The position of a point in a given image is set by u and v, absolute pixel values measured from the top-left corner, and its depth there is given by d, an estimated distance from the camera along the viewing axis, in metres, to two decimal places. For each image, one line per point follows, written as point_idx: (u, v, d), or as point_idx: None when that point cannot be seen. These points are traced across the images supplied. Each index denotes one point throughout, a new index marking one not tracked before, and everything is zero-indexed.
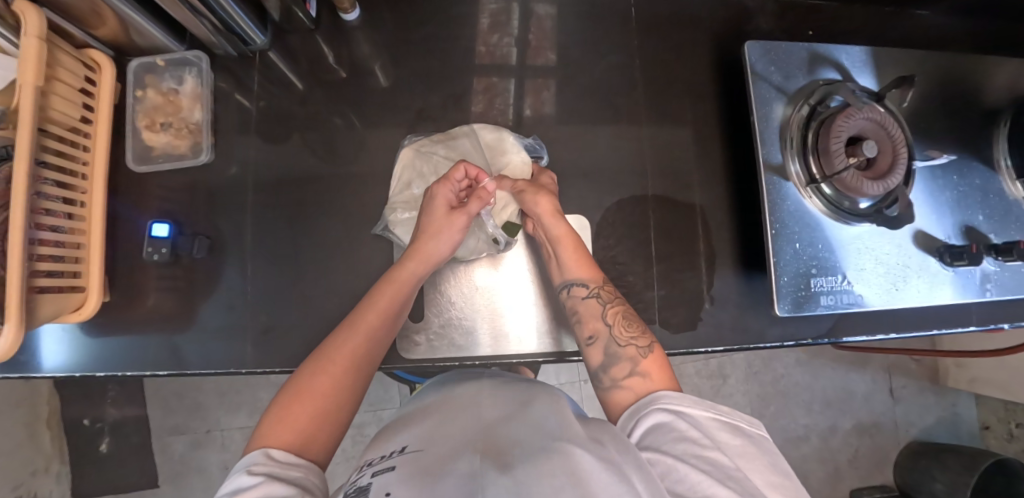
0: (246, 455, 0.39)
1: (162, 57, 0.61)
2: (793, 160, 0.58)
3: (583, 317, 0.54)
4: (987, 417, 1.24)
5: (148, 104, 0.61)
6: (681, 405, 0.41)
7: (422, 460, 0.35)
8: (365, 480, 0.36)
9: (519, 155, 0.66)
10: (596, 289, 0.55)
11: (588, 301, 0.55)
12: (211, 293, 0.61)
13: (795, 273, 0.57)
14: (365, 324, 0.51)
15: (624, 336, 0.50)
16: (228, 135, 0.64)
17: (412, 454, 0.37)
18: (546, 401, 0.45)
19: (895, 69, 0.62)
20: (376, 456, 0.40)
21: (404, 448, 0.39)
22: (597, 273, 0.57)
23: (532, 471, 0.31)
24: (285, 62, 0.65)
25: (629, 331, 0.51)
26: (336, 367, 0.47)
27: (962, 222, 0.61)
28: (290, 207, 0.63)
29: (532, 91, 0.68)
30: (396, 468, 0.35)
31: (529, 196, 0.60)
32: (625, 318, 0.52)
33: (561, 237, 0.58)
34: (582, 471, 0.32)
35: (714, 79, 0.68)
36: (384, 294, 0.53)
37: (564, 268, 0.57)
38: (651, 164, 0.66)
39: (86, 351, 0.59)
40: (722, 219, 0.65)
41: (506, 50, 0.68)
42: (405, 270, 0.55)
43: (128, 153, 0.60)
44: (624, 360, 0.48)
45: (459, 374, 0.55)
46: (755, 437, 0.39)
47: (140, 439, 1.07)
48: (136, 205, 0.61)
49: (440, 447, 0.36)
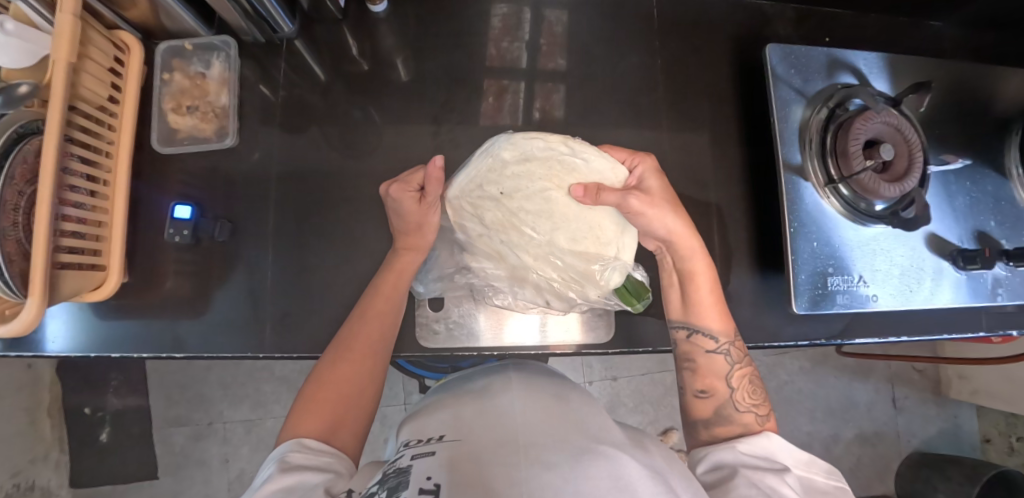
0: (281, 447, 0.42)
1: (191, 42, 0.62)
2: (811, 161, 0.59)
3: (700, 370, 0.54)
4: (987, 430, 1.25)
5: (175, 88, 0.61)
6: (768, 450, 0.46)
7: (460, 447, 0.36)
8: (404, 462, 0.36)
9: (597, 162, 0.55)
10: (726, 344, 0.55)
11: (713, 356, 0.55)
12: (230, 277, 0.61)
13: (813, 271, 0.58)
14: (376, 312, 0.53)
15: (744, 402, 0.52)
16: (251, 121, 0.64)
17: (451, 441, 0.37)
18: (580, 403, 0.45)
19: (910, 74, 0.63)
20: (412, 439, 0.41)
21: (441, 436, 0.39)
22: (729, 326, 0.56)
23: (578, 469, 0.32)
24: (310, 52, 0.66)
25: (751, 398, 0.52)
26: (355, 359, 0.50)
27: (975, 227, 0.62)
28: (311, 196, 0.64)
29: (552, 92, 0.68)
30: (436, 453, 0.36)
31: (653, 216, 0.54)
32: (751, 385, 0.53)
33: (696, 274, 0.56)
34: (628, 477, 0.33)
35: (733, 81, 0.69)
36: (384, 290, 0.54)
37: (698, 314, 0.56)
38: (670, 163, 0.66)
39: (101, 332, 0.59)
40: (739, 219, 0.65)
41: (517, 55, 0.69)
42: (404, 260, 0.56)
43: (154, 134, 0.60)
44: (737, 423, 0.51)
45: (480, 367, 0.55)
46: (831, 494, 0.43)
47: (140, 429, 1.06)
48: (157, 186, 0.61)
49: (477, 436, 0.37)
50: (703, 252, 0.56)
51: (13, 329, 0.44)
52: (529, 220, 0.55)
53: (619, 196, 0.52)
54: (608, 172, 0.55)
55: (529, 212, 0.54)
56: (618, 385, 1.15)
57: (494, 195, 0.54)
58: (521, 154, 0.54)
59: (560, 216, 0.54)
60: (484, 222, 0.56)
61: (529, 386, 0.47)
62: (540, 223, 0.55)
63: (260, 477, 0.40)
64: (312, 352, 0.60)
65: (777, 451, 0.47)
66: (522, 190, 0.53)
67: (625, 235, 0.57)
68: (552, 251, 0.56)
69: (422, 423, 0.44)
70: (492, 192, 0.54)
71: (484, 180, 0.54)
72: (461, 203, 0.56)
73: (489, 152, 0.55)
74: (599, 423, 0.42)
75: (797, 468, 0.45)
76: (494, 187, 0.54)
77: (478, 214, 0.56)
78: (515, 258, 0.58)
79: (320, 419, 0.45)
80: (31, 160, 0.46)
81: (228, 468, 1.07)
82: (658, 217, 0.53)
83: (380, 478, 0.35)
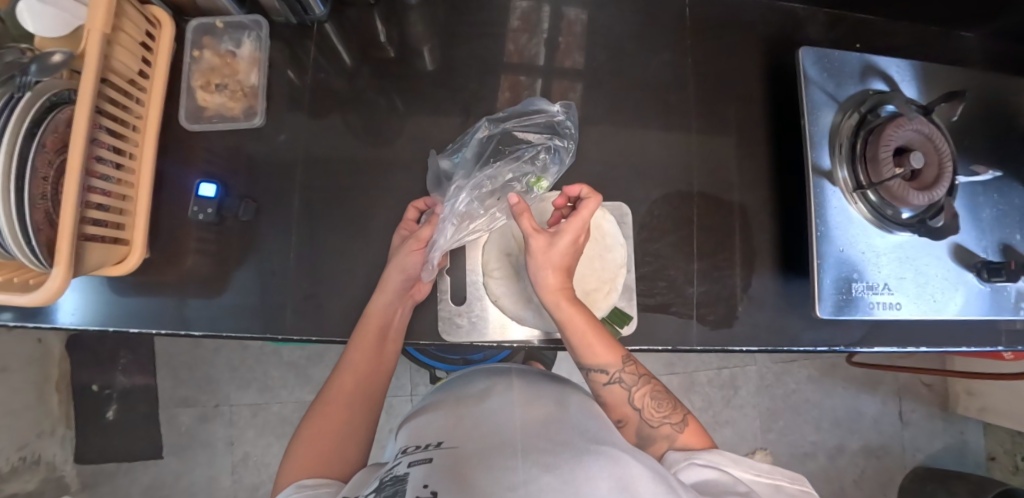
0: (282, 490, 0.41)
1: (223, 20, 0.61)
2: (841, 167, 0.59)
3: (609, 405, 0.53)
4: (993, 448, 1.24)
5: (204, 65, 0.61)
6: (724, 462, 0.44)
7: (459, 454, 0.38)
8: (401, 470, 0.38)
9: (618, 240, 0.63)
10: (618, 373, 0.52)
11: (610, 387, 0.52)
12: (250, 256, 0.61)
13: (837, 276, 0.57)
14: (360, 368, 0.53)
15: (654, 416, 0.51)
16: (279, 102, 0.64)
17: (448, 448, 0.39)
18: (587, 414, 0.48)
19: (943, 83, 0.63)
20: (410, 446, 0.44)
21: (439, 443, 0.41)
22: (618, 350, 0.53)
23: (578, 473, 0.33)
24: (339, 36, 0.66)
25: (660, 412, 0.51)
26: (337, 415, 0.49)
27: (1000, 239, 0.61)
28: (333, 182, 0.64)
29: (568, 90, 0.68)
30: (434, 459, 0.38)
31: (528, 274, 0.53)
32: (654, 400, 0.52)
33: (570, 322, 0.52)
34: (629, 478, 0.33)
35: (763, 81, 0.68)
36: (368, 336, 0.54)
37: (585, 355, 0.52)
38: (696, 161, 0.66)
39: (119, 307, 0.59)
40: (764, 221, 0.65)
41: (535, 51, 0.68)
42: (375, 311, 0.55)
43: (181, 111, 0.60)
44: (660, 439, 0.50)
45: (484, 377, 0.57)
46: (796, 497, 0.42)
47: (148, 407, 1.06)
48: (182, 164, 0.61)
49: (478, 445, 0.39)
50: (572, 305, 0.52)
51: (41, 296, 0.44)
52: None
53: (532, 229, 0.52)
54: (608, 233, 0.63)
55: None
56: None
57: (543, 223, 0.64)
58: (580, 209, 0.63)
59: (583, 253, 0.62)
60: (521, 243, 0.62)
61: (530, 396, 0.50)
62: None
63: None
64: (330, 336, 0.60)
65: (732, 463, 0.44)
66: None
67: (619, 278, 0.62)
68: None
69: (421, 432, 0.46)
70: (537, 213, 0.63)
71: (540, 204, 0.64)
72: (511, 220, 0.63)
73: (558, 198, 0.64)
74: (601, 432, 0.43)
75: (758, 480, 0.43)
76: None
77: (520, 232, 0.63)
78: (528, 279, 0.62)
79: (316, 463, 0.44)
80: (62, 130, 0.46)
81: (233, 451, 1.07)
82: (532, 275, 0.53)
83: (378, 486, 0.36)
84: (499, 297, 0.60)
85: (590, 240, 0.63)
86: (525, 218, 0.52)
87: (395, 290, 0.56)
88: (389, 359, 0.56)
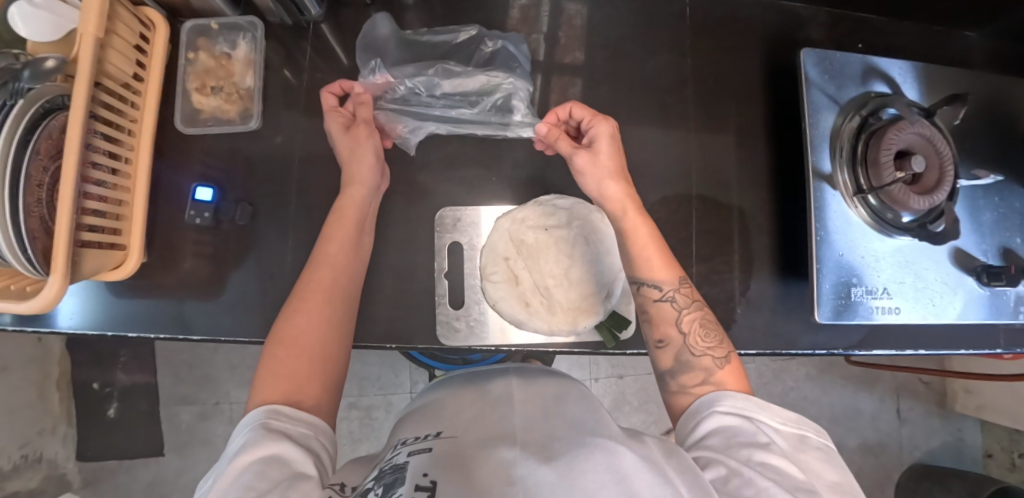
0: (256, 411, 0.40)
1: (217, 21, 0.60)
2: (842, 170, 0.58)
3: (655, 320, 0.51)
4: (990, 445, 1.25)
5: (199, 67, 0.60)
6: (747, 409, 0.41)
7: (458, 446, 0.37)
8: (401, 459, 0.38)
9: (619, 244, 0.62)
10: (672, 291, 0.51)
11: (662, 303, 0.51)
12: (247, 258, 0.60)
13: (837, 281, 0.57)
14: (331, 258, 0.52)
15: (699, 345, 0.49)
16: (275, 104, 0.63)
17: (446, 439, 0.40)
18: (582, 405, 0.47)
19: (946, 86, 0.62)
20: (410, 436, 0.44)
21: (438, 433, 0.42)
22: (676, 271, 0.52)
23: (575, 464, 0.32)
24: (336, 37, 0.65)
25: (706, 341, 0.48)
26: (311, 309, 0.48)
27: (1000, 243, 0.61)
28: (329, 184, 0.63)
29: (567, 86, 0.67)
30: (432, 450, 0.38)
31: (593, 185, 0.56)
32: (703, 326, 0.50)
33: (632, 231, 0.54)
34: (623, 468, 0.33)
35: (764, 82, 0.67)
36: (343, 226, 0.54)
37: (645, 267, 0.52)
38: (695, 163, 0.65)
39: (116, 311, 0.59)
40: (764, 224, 0.64)
41: (535, 47, 0.67)
42: (351, 198, 0.56)
43: (176, 114, 0.60)
44: (699, 368, 0.47)
45: (485, 372, 0.56)
46: (822, 450, 0.38)
47: (148, 405, 1.07)
48: (178, 168, 0.60)
49: (478, 437, 0.39)
50: (640, 215, 0.54)
51: (33, 306, 0.43)
52: (557, 249, 0.61)
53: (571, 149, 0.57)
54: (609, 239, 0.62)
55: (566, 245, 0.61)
56: (624, 384, 1.14)
57: (542, 228, 0.61)
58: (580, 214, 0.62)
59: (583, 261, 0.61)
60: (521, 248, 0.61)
61: (528, 386, 0.50)
62: (562, 260, 0.61)
63: (235, 440, 0.39)
64: None
65: (757, 409, 0.41)
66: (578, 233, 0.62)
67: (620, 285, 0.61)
68: (557, 285, 0.60)
69: (423, 424, 0.46)
70: (538, 219, 0.61)
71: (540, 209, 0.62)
72: (512, 224, 0.61)
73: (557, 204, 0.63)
74: (599, 423, 0.42)
75: (782, 427, 0.40)
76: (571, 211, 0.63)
77: (521, 237, 0.61)
78: (527, 286, 0.60)
79: (285, 383, 0.43)
80: (56, 136, 0.45)
81: None
82: (596, 182, 0.56)
83: (378, 476, 0.36)
84: (498, 302, 0.60)
85: (589, 243, 0.62)
86: (562, 139, 0.58)
87: (367, 181, 0.57)
88: (363, 249, 0.56)
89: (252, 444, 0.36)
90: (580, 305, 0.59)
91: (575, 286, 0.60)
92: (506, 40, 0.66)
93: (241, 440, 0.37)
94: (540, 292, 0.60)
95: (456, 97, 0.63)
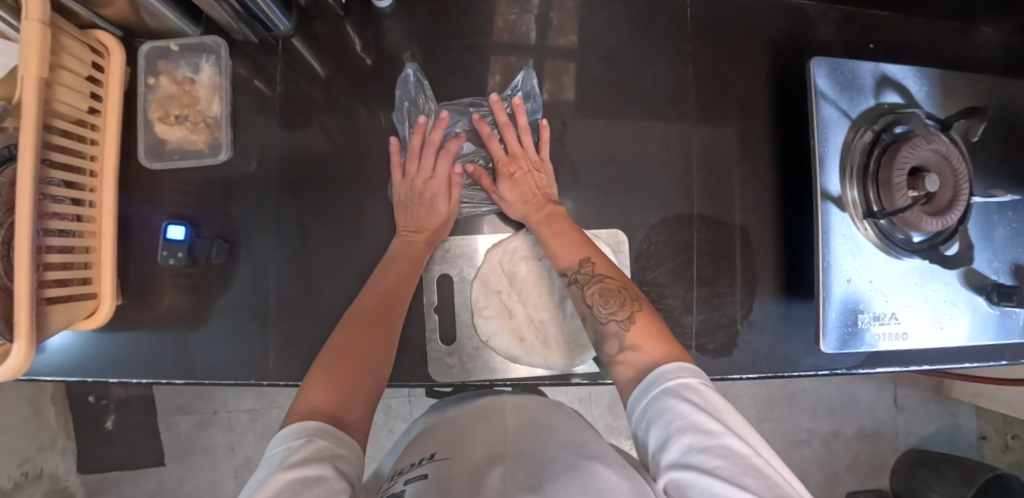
0: (296, 423, 0.34)
1: (177, 42, 0.56)
2: (851, 188, 0.55)
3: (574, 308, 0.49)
4: (985, 428, 1.21)
5: (162, 94, 0.56)
6: (679, 381, 0.36)
7: (449, 474, 0.35)
8: (397, 487, 0.36)
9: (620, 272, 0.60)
10: (573, 276, 0.50)
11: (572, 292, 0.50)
12: (228, 296, 0.57)
13: (843, 308, 0.55)
14: (381, 292, 0.51)
15: (606, 311, 0.45)
16: (247, 127, 0.59)
17: (442, 460, 0.38)
18: (578, 427, 0.44)
19: (962, 95, 0.58)
20: (405, 465, 0.41)
21: (432, 456, 0.40)
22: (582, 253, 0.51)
23: (557, 489, 0.30)
24: (309, 50, 0.60)
25: (609, 305, 0.45)
26: (364, 333, 0.46)
27: (1012, 260, 0.58)
28: (309, 212, 0.59)
29: (562, 69, 0.63)
30: (427, 476, 0.36)
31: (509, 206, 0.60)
32: (603, 294, 0.46)
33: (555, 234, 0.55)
34: (609, 490, 0.30)
35: (770, 90, 0.63)
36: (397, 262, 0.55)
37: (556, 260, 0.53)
38: (697, 180, 0.62)
39: (97, 356, 0.56)
40: (768, 244, 0.62)
41: (526, 27, 0.63)
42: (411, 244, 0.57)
43: (140, 146, 0.56)
44: (612, 336, 0.43)
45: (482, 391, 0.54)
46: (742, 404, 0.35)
47: (145, 417, 1.06)
48: (148, 203, 0.57)
49: (469, 461, 0.37)
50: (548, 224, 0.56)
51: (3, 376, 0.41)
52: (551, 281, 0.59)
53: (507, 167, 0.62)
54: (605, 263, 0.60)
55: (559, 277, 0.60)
56: None
57: (535, 259, 0.60)
58: None
59: None
60: (514, 281, 0.59)
61: (523, 408, 0.47)
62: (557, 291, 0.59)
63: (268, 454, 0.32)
64: None
65: (687, 376, 0.36)
66: None
67: None
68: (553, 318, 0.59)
69: (416, 452, 0.43)
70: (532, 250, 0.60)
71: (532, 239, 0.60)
72: (505, 255, 0.60)
73: None
74: (596, 447, 0.39)
75: (710, 388, 0.35)
76: None
77: (514, 270, 0.59)
78: (522, 320, 0.59)
79: (333, 390, 0.38)
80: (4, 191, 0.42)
81: (234, 455, 1.08)
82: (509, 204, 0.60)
83: None
84: (492, 339, 0.58)
85: None
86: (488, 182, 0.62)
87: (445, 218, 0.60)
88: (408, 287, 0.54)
89: (286, 464, 0.30)
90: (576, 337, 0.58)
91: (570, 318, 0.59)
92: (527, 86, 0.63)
93: (282, 456, 0.30)
94: (535, 325, 0.59)
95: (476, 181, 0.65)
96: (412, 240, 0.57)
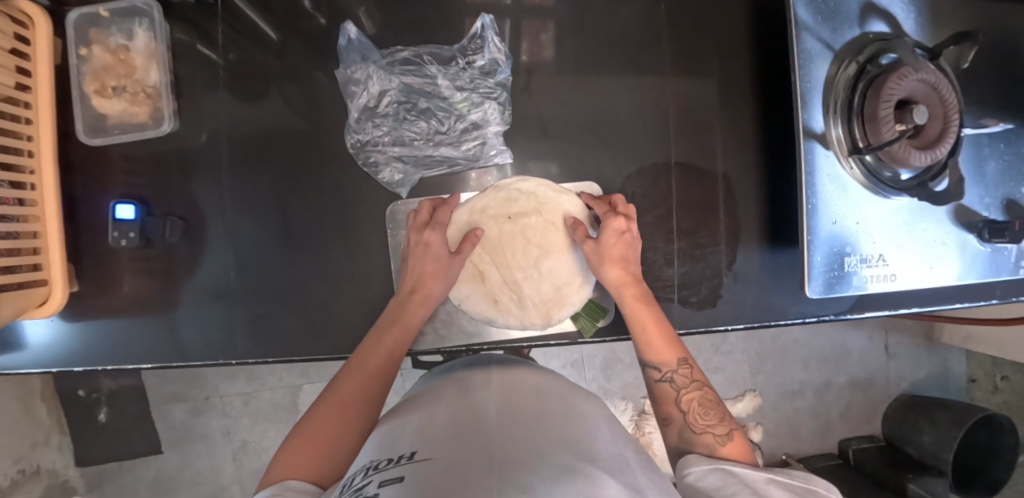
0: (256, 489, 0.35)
1: (106, 7, 0.54)
2: (835, 125, 0.52)
3: (659, 398, 0.47)
4: (975, 370, 1.21)
5: (96, 64, 0.53)
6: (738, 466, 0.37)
7: (435, 466, 0.30)
8: (368, 489, 0.29)
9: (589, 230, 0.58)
10: (670, 372, 0.47)
11: (662, 385, 0.47)
12: (191, 277, 0.55)
13: (830, 251, 0.53)
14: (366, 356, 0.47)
15: (699, 423, 0.44)
16: (195, 97, 0.55)
17: (422, 459, 0.31)
18: (567, 409, 0.42)
19: (949, 22, 0.55)
20: (377, 460, 0.34)
21: (412, 454, 0.33)
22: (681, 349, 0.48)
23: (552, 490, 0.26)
24: (254, 10, 0.56)
25: (707, 418, 0.44)
26: (340, 401, 0.43)
27: (1003, 195, 0.56)
28: (268, 184, 0.56)
29: (538, 30, 0.59)
30: (406, 476, 0.29)
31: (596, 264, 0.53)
32: (702, 407, 0.45)
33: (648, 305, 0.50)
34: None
35: (749, 28, 0.59)
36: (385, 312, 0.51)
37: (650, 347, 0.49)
38: (675, 129, 0.59)
39: (58, 344, 0.54)
40: (750, 191, 0.59)
41: None
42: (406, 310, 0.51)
43: (79, 123, 0.53)
44: (700, 446, 0.43)
45: (464, 363, 0.53)
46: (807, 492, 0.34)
47: (138, 408, 1.05)
48: (98, 183, 0.54)
49: (457, 453, 0.31)
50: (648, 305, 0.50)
51: None
52: (521, 239, 0.57)
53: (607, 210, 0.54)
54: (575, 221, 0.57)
55: (529, 237, 0.57)
56: None
57: (504, 217, 0.58)
58: (540, 201, 0.57)
59: (549, 248, 0.57)
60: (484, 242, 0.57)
61: (507, 392, 0.44)
62: (529, 249, 0.57)
63: None
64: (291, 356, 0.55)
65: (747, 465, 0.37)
66: (539, 220, 0.57)
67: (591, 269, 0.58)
68: (525, 277, 0.57)
69: (389, 441, 0.37)
70: (500, 210, 0.57)
71: (501, 199, 0.58)
72: (471, 215, 0.58)
73: (512, 186, 0.58)
74: (588, 438, 0.37)
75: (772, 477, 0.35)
76: (534, 196, 0.57)
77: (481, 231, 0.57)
78: (493, 282, 0.57)
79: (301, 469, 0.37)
80: None
81: (230, 439, 1.08)
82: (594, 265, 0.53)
83: None
84: (463, 302, 0.57)
85: (559, 229, 0.57)
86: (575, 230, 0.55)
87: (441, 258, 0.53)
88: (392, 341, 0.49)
89: None
90: (549, 297, 0.57)
91: (542, 277, 0.57)
92: (490, 31, 0.58)
93: None
94: (508, 286, 0.57)
95: (438, 135, 0.61)
96: (405, 303, 0.52)
